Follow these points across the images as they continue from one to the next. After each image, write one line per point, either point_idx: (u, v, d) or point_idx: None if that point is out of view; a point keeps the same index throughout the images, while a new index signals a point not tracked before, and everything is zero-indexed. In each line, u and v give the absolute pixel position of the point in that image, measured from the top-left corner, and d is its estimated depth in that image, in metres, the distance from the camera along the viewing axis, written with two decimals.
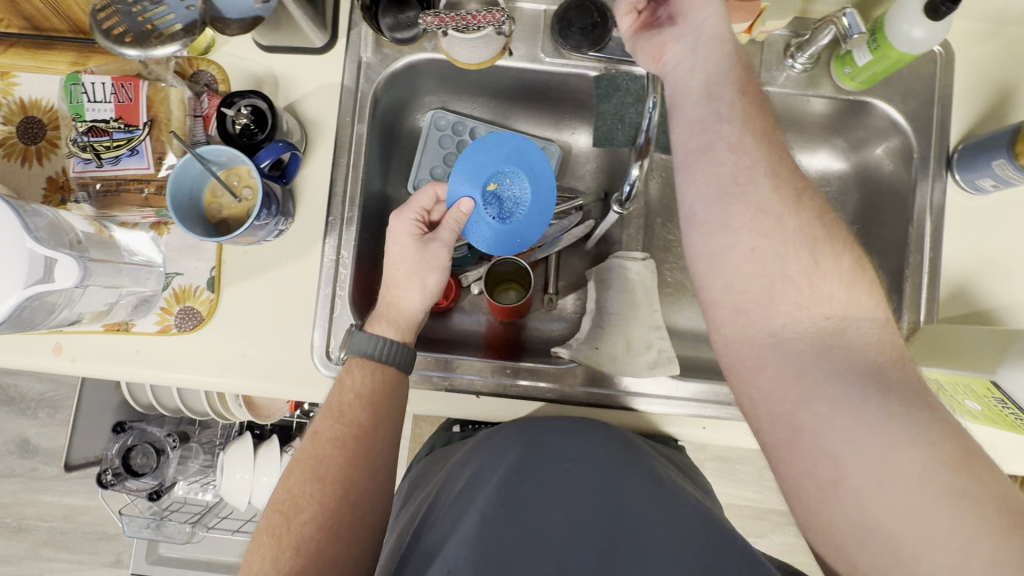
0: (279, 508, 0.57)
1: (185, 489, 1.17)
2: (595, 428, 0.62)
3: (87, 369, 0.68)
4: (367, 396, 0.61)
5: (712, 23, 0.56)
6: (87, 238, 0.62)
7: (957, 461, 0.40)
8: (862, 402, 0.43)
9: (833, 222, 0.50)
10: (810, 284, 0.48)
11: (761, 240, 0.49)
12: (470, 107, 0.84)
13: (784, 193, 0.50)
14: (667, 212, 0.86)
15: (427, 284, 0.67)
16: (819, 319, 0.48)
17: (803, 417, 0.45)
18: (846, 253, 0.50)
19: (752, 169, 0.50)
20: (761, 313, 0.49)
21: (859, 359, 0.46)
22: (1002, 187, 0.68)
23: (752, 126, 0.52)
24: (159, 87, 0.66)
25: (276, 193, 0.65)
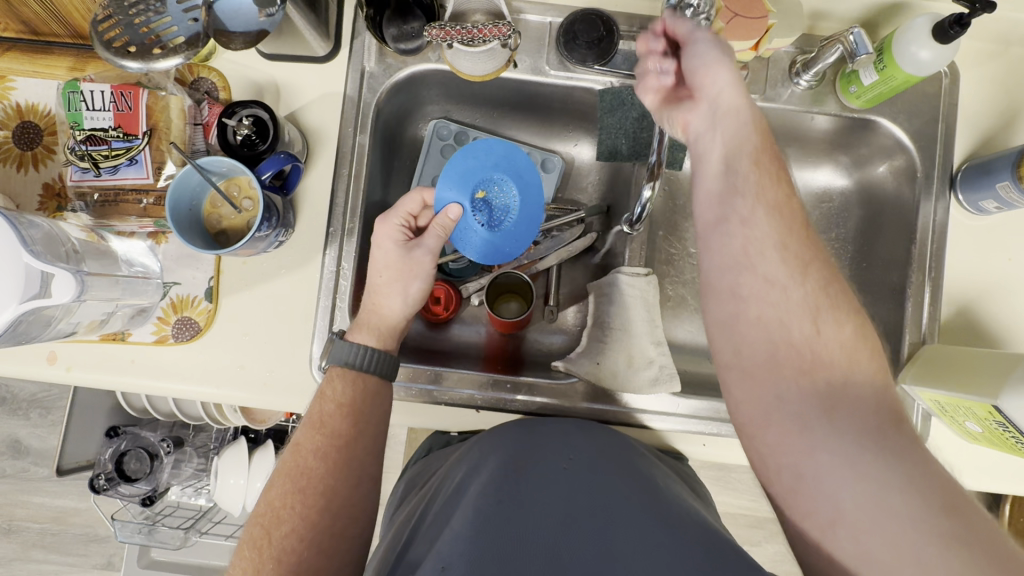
0: (262, 519, 0.56)
1: (179, 493, 1.19)
2: (589, 433, 0.60)
3: (81, 379, 0.67)
4: (348, 406, 0.60)
5: (726, 93, 0.56)
6: (83, 246, 0.61)
7: (948, 505, 0.42)
8: (855, 452, 0.45)
9: (841, 288, 0.51)
10: (815, 350, 0.49)
11: (768, 308, 0.51)
12: (472, 117, 0.83)
13: (792, 262, 0.51)
14: (669, 225, 0.85)
15: (410, 291, 0.66)
16: (821, 382, 0.48)
17: (804, 461, 0.47)
18: (849, 315, 0.50)
19: (762, 241, 0.52)
20: (768, 376, 0.50)
21: (857, 412, 0.47)
22: (1005, 209, 0.68)
23: (763, 197, 0.53)
24: (159, 96, 0.65)
25: (276, 205, 0.64)
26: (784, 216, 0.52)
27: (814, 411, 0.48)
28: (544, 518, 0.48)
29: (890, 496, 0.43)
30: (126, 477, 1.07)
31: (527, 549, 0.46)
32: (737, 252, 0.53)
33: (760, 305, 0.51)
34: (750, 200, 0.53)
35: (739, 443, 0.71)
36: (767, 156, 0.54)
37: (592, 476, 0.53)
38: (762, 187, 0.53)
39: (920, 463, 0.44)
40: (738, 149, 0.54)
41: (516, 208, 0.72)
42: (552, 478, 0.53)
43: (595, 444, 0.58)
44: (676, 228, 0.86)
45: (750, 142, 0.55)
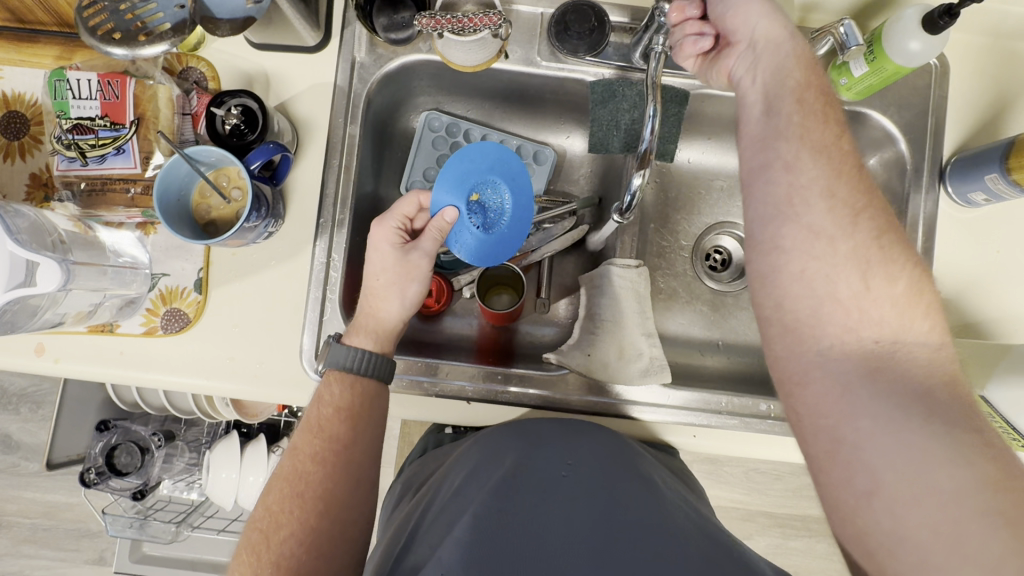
0: (260, 524, 0.56)
1: (171, 488, 1.16)
2: (587, 432, 0.61)
3: (70, 370, 0.67)
4: (346, 410, 0.61)
5: (761, 32, 0.57)
6: (70, 237, 0.61)
7: (998, 480, 0.39)
8: (905, 418, 0.43)
9: (895, 239, 0.50)
10: (864, 306, 0.48)
11: (819, 258, 0.49)
12: (464, 109, 0.83)
13: (841, 211, 0.49)
14: (660, 218, 0.85)
15: (410, 294, 0.66)
16: (871, 340, 0.47)
17: (846, 428, 0.45)
18: (902, 269, 0.49)
19: (809, 187, 0.50)
20: (811, 330, 0.49)
21: (908, 379, 0.45)
22: (994, 201, 0.69)
23: (809, 140, 0.52)
24: (146, 84, 0.64)
25: (266, 195, 0.64)
26: (836, 162, 0.51)
27: (862, 375, 0.46)
28: (547, 522, 0.48)
29: (937, 465, 0.41)
30: (116, 470, 1.05)
31: (525, 552, 0.46)
32: (783, 188, 0.51)
33: (811, 257, 0.49)
34: (795, 143, 0.52)
35: (729, 435, 0.71)
36: (813, 95, 0.54)
37: (592, 477, 0.53)
38: (815, 125, 0.52)
39: (974, 438, 0.41)
40: (781, 82, 0.55)
41: (510, 210, 0.69)
42: (551, 481, 0.53)
43: (592, 444, 0.58)
44: (668, 221, 0.86)
45: (795, 81, 0.54)
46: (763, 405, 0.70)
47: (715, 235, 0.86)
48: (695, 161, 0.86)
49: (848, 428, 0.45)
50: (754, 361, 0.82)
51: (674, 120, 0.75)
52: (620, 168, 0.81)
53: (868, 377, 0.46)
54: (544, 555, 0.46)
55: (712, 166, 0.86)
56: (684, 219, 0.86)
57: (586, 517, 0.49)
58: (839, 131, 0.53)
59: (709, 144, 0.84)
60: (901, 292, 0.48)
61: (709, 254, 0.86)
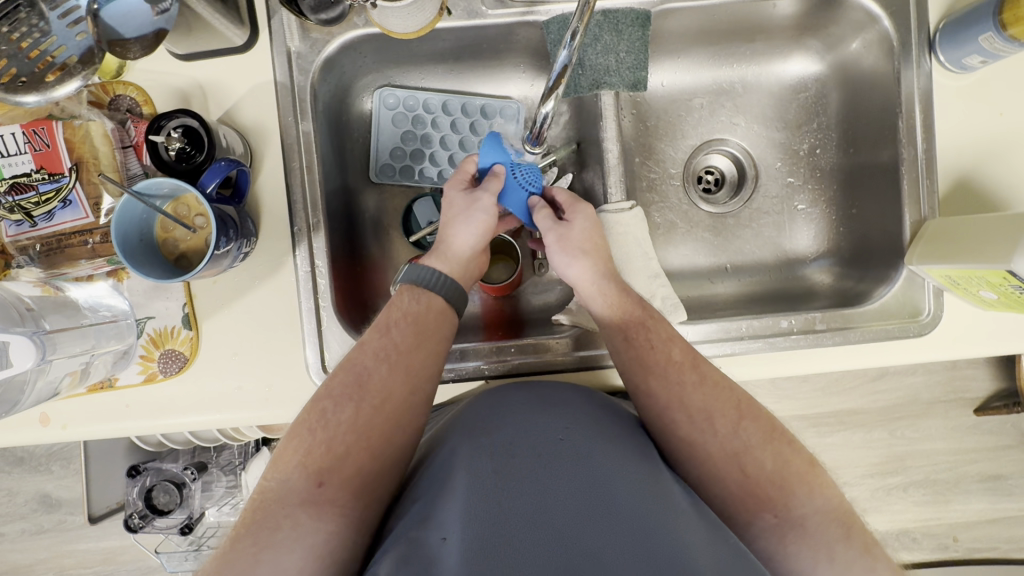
0: (317, 407, 0.56)
1: (218, 513, 1.10)
2: (580, 395, 0.59)
3: (80, 433, 0.65)
4: (414, 318, 0.60)
5: (584, 282, 0.64)
6: (38, 303, 0.59)
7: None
8: (821, 560, 0.53)
9: (751, 423, 0.58)
10: (720, 424, 0.57)
11: (702, 465, 0.57)
12: (418, 78, 0.78)
13: (663, 351, 0.61)
14: (646, 150, 0.81)
15: (473, 227, 0.64)
16: (770, 517, 0.54)
17: (777, 555, 0.54)
18: (766, 449, 0.57)
19: (645, 333, 0.62)
20: (702, 443, 0.57)
21: (817, 523, 0.54)
22: (991, 62, 0.64)
23: (628, 307, 0.63)
24: (75, 125, 0.60)
25: (231, 215, 0.60)
26: (675, 374, 0.60)
27: (774, 531, 0.54)
28: (546, 483, 0.47)
29: None
30: (159, 510, 1.05)
31: (528, 517, 0.45)
32: (658, 428, 0.59)
33: (691, 428, 0.57)
34: (640, 373, 0.60)
35: (758, 359, 0.68)
36: (635, 325, 0.62)
37: (593, 443, 0.52)
38: (651, 352, 0.61)
39: (868, 568, 0.52)
40: (613, 334, 0.63)
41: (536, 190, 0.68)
42: (548, 441, 0.51)
43: (590, 411, 0.57)
44: (653, 152, 0.81)
45: (612, 294, 0.64)
46: (784, 321, 0.67)
47: (706, 155, 0.83)
48: (668, 84, 0.81)
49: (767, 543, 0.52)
50: (766, 278, 0.80)
51: (641, 44, 0.70)
52: (590, 109, 0.74)
53: (775, 524, 0.54)
54: (537, 517, 0.45)
55: (688, 85, 0.81)
56: (668, 145, 0.82)
57: (585, 481, 0.48)
58: (668, 345, 0.61)
59: (680, 63, 0.80)
60: (772, 466, 0.56)
61: (701, 176, 0.83)
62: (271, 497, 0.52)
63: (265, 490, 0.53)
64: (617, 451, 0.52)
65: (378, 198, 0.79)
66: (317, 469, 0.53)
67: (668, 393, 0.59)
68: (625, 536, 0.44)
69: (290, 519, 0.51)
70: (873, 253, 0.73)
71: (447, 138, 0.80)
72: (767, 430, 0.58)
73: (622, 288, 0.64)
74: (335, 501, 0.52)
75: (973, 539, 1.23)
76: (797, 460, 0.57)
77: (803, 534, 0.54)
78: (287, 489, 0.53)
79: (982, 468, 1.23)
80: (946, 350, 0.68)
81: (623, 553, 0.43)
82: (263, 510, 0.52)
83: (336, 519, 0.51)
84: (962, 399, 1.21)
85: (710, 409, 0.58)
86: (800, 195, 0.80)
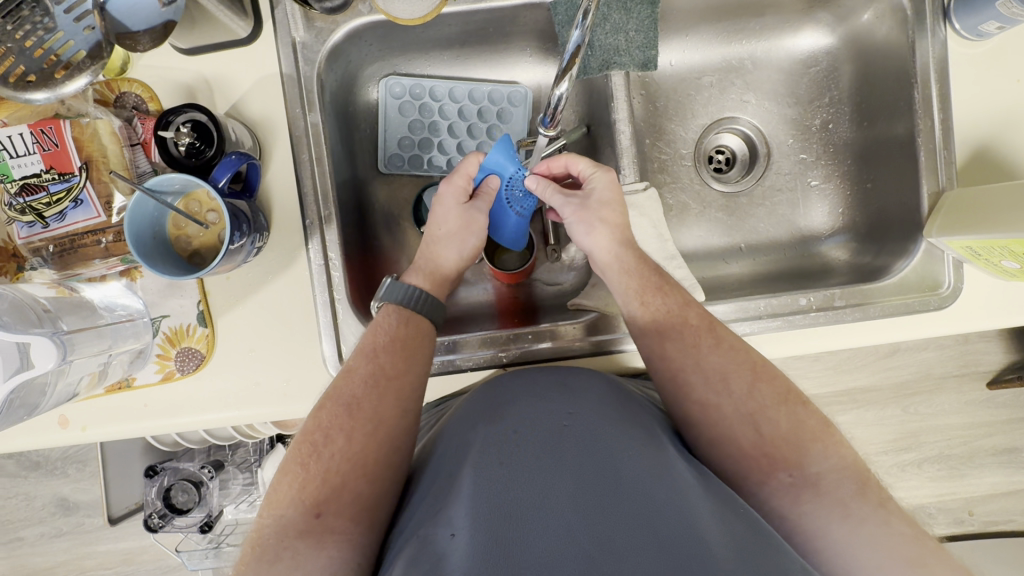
0: (309, 440, 0.56)
1: (235, 511, 1.11)
2: (589, 380, 0.59)
3: (99, 435, 0.65)
4: (400, 340, 0.60)
5: (602, 250, 0.65)
6: (54, 304, 0.59)
7: (914, 557, 0.49)
8: (834, 516, 0.52)
9: (765, 383, 0.58)
10: (735, 386, 0.58)
11: (716, 428, 0.56)
12: (423, 66, 0.77)
13: (677, 313, 0.61)
14: (656, 130, 0.80)
15: (467, 248, 0.67)
16: (785, 477, 0.54)
17: (790, 513, 0.53)
18: (781, 411, 0.57)
19: (657, 294, 0.63)
20: (718, 409, 0.57)
21: (831, 481, 0.54)
22: (1008, 28, 0.63)
23: (641, 270, 0.64)
24: (82, 123, 0.59)
25: (243, 210, 0.59)
26: (690, 338, 0.60)
27: (789, 498, 0.54)
28: (553, 474, 0.47)
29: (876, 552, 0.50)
30: (177, 509, 1.04)
31: (537, 510, 0.45)
32: (672, 392, 0.59)
33: (705, 390, 0.58)
34: (655, 340, 0.60)
35: (776, 338, 0.68)
36: (652, 291, 0.63)
37: (597, 426, 0.51)
38: (666, 318, 0.61)
39: (882, 522, 0.51)
40: (629, 300, 0.63)
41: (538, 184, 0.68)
42: (551, 429, 0.51)
43: (594, 393, 0.56)
44: (663, 132, 0.81)
45: (630, 263, 0.64)
46: (802, 299, 0.66)
47: (716, 134, 0.82)
48: (677, 63, 0.80)
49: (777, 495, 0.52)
50: (780, 256, 0.79)
51: (650, 22, 0.70)
52: (599, 91, 0.73)
53: (790, 483, 0.54)
54: (546, 507, 0.45)
55: (697, 63, 0.80)
56: (678, 125, 0.81)
57: (592, 466, 0.47)
58: (683, 309, 0.61)
59: (688, 41, 0.79)
60: (787, 426, 0.56)
61: (712, 156, 0.82)
62: (269, 532, 0.52)
63: (262, 527, 0.53)
64: (622, 432, 0.51)
65: (387, 189, 0.79)
66: (313, 500, 0.53)
67: (683, 356, 0.59)
68: (636, 518, 0.43)
69: (290, 551, 0.50)
70: (889, 227, 0.72)
71: (455, 126, 0.79)
72: (781, 391, 0.58)
73: (638, 256, 0.65)
74: (335, 529, 0.51)
75: (989, 512, 1.23)
76: (811, 420, 0.57)
77: (817, 493, 0.53)
78: (284, 523, 0.52)
79: (997, 441, 1.22)
80: (968, 322, 0.67)
81: (636, 535, 0.42)
82: (262, 550, 0.51)
83: (338, 546, 0.51)
84: (975, 373, 1.20)
85: (724, 371, 0.58)
86: (813, 170, 0.80)
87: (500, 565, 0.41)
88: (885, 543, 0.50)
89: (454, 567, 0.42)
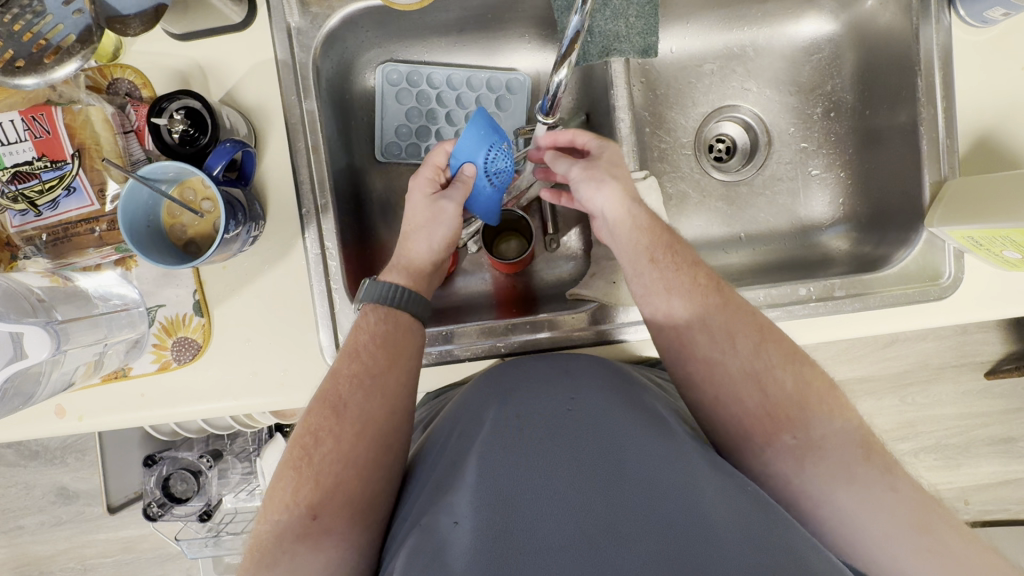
0: (300, 442, 0.56)
1: (234, 500, 1.10)
2: (589, 366, 0.58)
3: (96, 425, 0.65)
4: (383, 338, 0.59)
5: (613, 208, 0.62)
6: (49, 293, 0.58)
7: (920, 523, 0.49)
8: (840, 490, 0.51)
9: (772, 343, 0.57)
10: (739, 345, 0.57)
11: (719, 386, 0.56)
12: (421, 53, 0.76)
13: (685, 274, 0.60)
14: (656, 118, 0.79)
15: (437, 236, 0.64)
16: (789, 439, 0.54)
17: (795, 478, 0.52)
18: (787, 368, 0.57)
19: (665, 259, 0.61)
20: (721, 370, 0.57)
21: (836, 444, 0.53)
22: (1014, 14, 0.63)
23: (656, 238, 0.62)
24: (75, 110, 0.59)
25: (238, 198, 0.59)
26: (699, 297, 0.59)
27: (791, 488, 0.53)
28: (555, 463, 0.47)
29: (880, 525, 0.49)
30: (177, 498, 1.03)
31: (539, 500, 0.44)
32: (677, 350, 0.59)
33: (710, 348, 0.57)
34: (664, 296, 0.60)
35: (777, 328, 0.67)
36: (662, 249, 0.61)
37: (598, 412, 0.51)
38: (676, 276, 0.60)
39: (888, 488, 0.51)
40: (638, 259, 0.61)
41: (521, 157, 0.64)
42: (552, 416, 0.51)
43: (595, 379, 0.56)
44: (663, 120, 0.80)
45: (643, 220, 0.62)
46: (803, 288, 0.66)
47: (717, 123, 0.81)
48: (678, 51, 0.79)
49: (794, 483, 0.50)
50: (781, 246, 0.79)
51: (649, 8, 0.70)
52: (599, 79, 0.72)
53: (794, 445, 0.53)
54: (547, 494, 0.45)
55: (698, 51, 0.79)
56: (678, 114, 0.80)
57: (593, 452, 0.47)
58: (692, 270, 0.61)
59: (689, 28, 0.78)
60: (793, 385, 0.56)
61: (712, 145, 0.82)
62: (269, 537, 0.52)
63: (262, 532, 0.53)
64: (623, 415, 0.51)
65: (385, 177, 0.78)
66: (307, 504, 0.53)
67: (690, 314, 0.59)
68: (638, 502, 0.43)
69: (289, 555, 0.50)
70: (890, 217, 0.72)
71: (452, 113, 0.78)
72: (787, 351, 0.57)
73: (649, 216, 0.63)
74: (331, 530, 0.51)
75: (984, 501, 1.24)
76: (818, 380, 0.56)
77: (821, 455, 0.53)
78: (282, 527, 0.52)
79: (993, 431, 1.23)
80: (969, 311, 0.66)
81: (638, 520, 0.42)
82: (262, 556, 0.51)
83: (335, 550, 0.51)
84: (973, 363, 1.20)
85: (731, 329, 0.58)
86: (815, 159, 0.79)
87: (503, 557, 0.41)
88: (891, 510, 0.49)
89: (455, 556, 0.42)
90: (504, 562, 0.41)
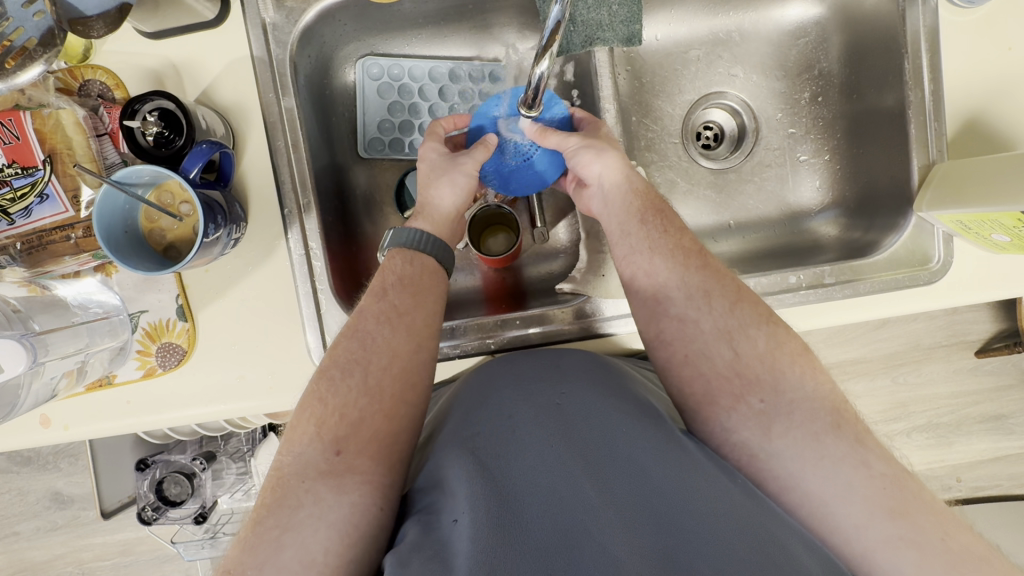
0: (325, 375, 0.55)
1: (230, 501, 1.07)
2: (576, 361, 0.58)
3: (82, 434, 0.64)
4: (409, 280, 0.60)
5: (610, 174, 0.63)
6: (25, 303, 0.59)
7: (896, 507, 0.47)
8: (827, 477, 0.49)
9: (748, 304, 0.57)
10: (711, 304, 0.57)
11: (691, 343, 0.56)
12: (400, 46, 0.75)
13: (670, 235, 0.61)
14: (642, 107, 0.78)
15: (459, 185, 0.64)
16: (757, 403, 0.53)
17: (776, 472, 0.51)
18: (762, 328, 0.56)
19: (656, 227, 0.61)
20: (694, 329, 0.56)
21: (804, 412, 0.52)
22: None
23: (646, 213, 0.62)
24: (44, 114, 0.57)
25: (217, 201, 0.57)
26: (680, 257, 0.60)
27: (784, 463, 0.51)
28: (551, 459, 0.46)
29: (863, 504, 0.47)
30: (171, 502, 1.00)
31: (536, 496, 0.44)
32: (652, 309, 0.58)
33: (686, 305, 0.57)
34: (647, 254, 0.60)
35: None
36: (651, 213, 0.62)
37: (587, 407, 0.51)
38: (662, 239, 0.60)
39: (859, 463, 0.49)
40: (628, 222, 0.62)
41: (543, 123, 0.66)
42: (543, 412, 0.51)
43: (582, 373, 0.56)
44: (649, 109, 0.79)
45: (637, 184, 0.63)
46: (792, 276, 0.65)
47: (704, 109, 0.80)
48: (662, 38, 0.78)
49: (784, 466, 0.50)
50: (770, 233, 0.78)
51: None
52: (583, 70, 0.71)
53: (786, 453, 0.51)
54: (544, 491, 0.44)
55: (683, 38, 0.78)
56: (665, 102, 0.79)
57: (586, 449, 0.47)
58: (679, 234, 0.61)
59: (674, 14, 0.77)
60: (765, 346, 0.55)
61: (700, 132, 0.81)
62: (289, 472, 0.50)
63: (282, 467, 0.51)
64: (615, 410, 0.50)
65: (368, 173, 0.77)
66: (332, 437, 0.51)
67: (667, 271, 0.59)
68: (634, 498, 0.43)
69: (312, 496, 0.48)
70: (880, 201, 0.71)
71: (436, 107, 0.77)
72: (762, 313, 0.57)
73: (642, 184, 0.64)
74: (356, 468, 0.50)
75: (976, 478, 1.25)
76: (791, 341, 0.56)
77: (788, 423, 0.51)
78: (304, 462, 0.50)
79: (983, 409, 1.23)
80: (963, 293, 0.66)
81: (636, 516, 0.42)
82: (280, 490, 0.49)
83: (360, 488, 0.49)
84: (965, 341, 1.21)
85: (706, 289, 0.58)
86: (803, 145, 0.79)
87: (504, 556, 0.40)
88: (864, 490, 0.48)
89: (456, 553, 0.41)
90: (506, 560, 0.40)
